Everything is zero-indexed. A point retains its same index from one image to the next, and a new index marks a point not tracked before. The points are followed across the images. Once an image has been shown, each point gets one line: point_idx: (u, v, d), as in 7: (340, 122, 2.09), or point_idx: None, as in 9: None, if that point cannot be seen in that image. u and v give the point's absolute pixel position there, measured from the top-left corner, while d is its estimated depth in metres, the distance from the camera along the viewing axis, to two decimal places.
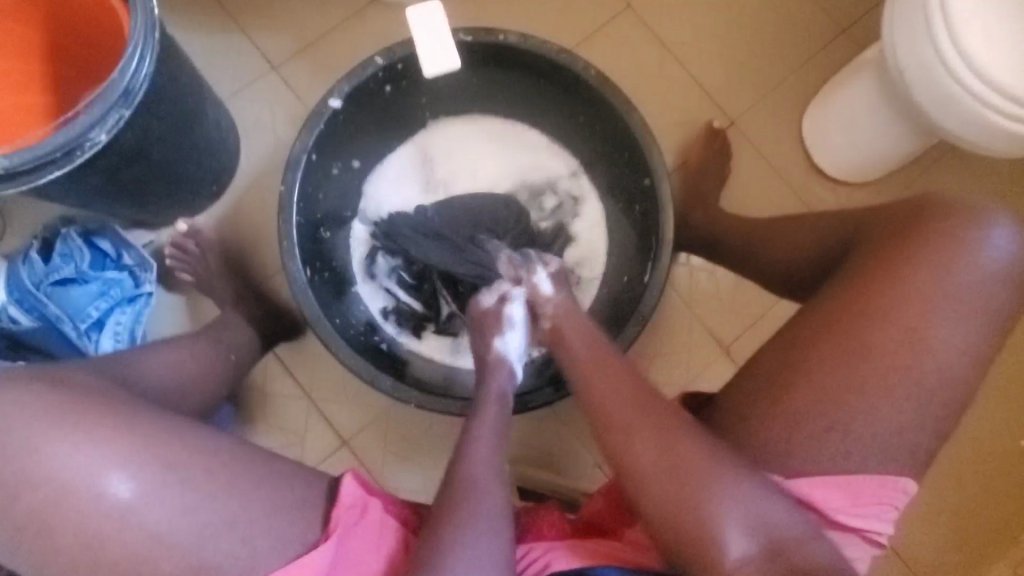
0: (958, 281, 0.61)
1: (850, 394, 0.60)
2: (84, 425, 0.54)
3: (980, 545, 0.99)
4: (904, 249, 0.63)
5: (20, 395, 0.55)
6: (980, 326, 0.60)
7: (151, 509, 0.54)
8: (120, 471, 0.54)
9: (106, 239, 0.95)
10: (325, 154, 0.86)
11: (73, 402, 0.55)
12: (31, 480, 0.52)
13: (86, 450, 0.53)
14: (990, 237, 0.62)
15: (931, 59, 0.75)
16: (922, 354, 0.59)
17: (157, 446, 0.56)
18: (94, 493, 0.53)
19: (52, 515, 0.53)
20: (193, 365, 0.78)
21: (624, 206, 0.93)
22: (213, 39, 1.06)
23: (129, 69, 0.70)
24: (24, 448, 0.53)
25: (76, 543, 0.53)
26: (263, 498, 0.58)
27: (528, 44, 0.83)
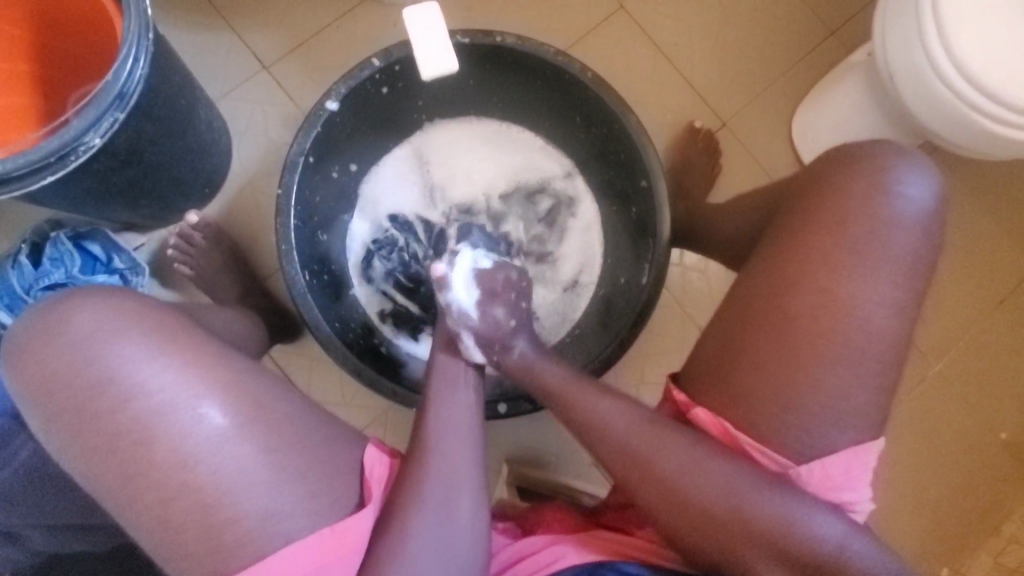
0: (856, 230, 0.60)
1: (782, 370, 0.59)
2: (184, 351, 0.54)
3: (962, 534, 1.02)
4: (812, 214, 0.62)
5: (121, 312, 0.54)
6: (908, 282, 0.60)
7: (237, 443, 0.53)
8: (215, 399, 0.53)
9: (96, 243, 0.94)
10: (323, 157, 0.86)
11: (172, 329, 0.55)
12: (126, 394, 0.52)
13: (186, 372, 0.53)
14: (907, 186, 0.61)
15: (921, 61, 0.76)
16: (845, 313, 0.59)
17: (247, 386, 0.55)
18: (187, 416, 0.52)
19: (143, 433, 0.51)
20: (236, 330, 0.77)
21: (618, 207, 0.94)
22: (203, 37, 1.04)
23: (124, 71, 0.68)
24: (123, 362, 0.52)
25: (157, 469, 0.51)
26: (334, 453, 0.57)
27: (526, 46, 0.82)
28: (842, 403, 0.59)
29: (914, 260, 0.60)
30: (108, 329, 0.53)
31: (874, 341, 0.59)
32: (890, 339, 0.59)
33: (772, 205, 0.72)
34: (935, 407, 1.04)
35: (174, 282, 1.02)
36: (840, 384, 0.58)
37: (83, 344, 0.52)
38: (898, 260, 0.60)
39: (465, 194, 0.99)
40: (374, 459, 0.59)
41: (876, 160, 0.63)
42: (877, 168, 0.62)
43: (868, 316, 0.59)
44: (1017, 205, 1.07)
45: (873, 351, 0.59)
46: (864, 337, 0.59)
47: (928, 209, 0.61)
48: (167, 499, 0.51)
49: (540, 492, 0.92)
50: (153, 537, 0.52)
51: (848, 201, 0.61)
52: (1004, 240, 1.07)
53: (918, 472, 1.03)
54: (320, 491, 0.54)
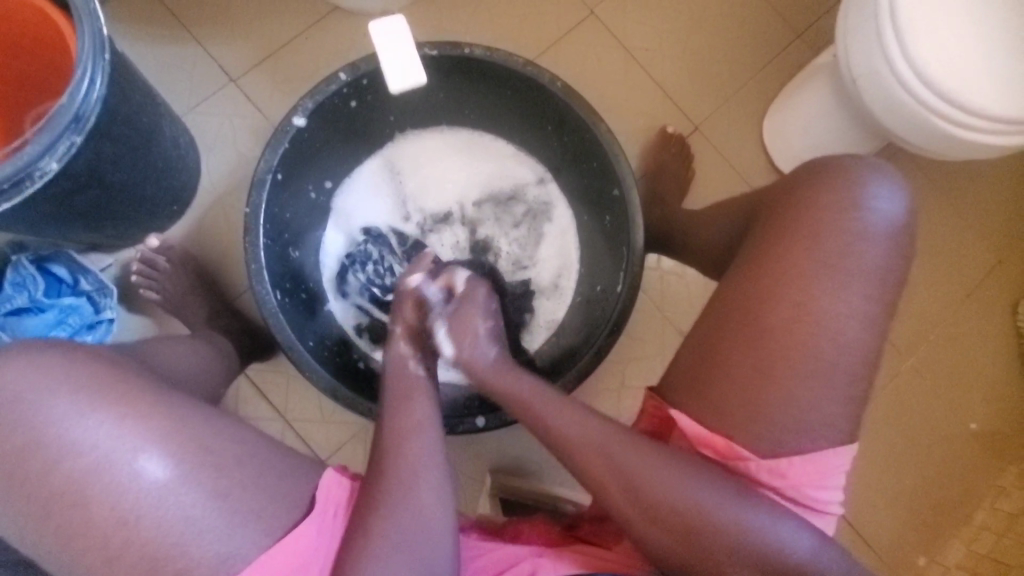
0: (823, 243, 0.61)
1: (759, 381, 0.60)
2: (119, 401, 0.53)
3: (936, 525, 1.04)
4: (783, 227, 0.63)
5: (52, 368, 0.53)
6: (875, 290, 0.61)
7: (180, 493, 0.52)
8: (152, 449, 0.52)
9: (61, 264, 0.92)
10: (292, 173, 0.84)
11: (108, 379, 0.54)
12: (56, 456, 0.51)
13: (120, 425, 0.52)
14: (877, 201, 0.62)
15: (882, 68, 0.78)
16: (821, 327, 0.60)
17: (193, 431, 0.55)
18: (124, 470, 0.51)
19: (77, 493, 0.51)
20: (193, 361, 0.76)
21: (591, 212, 0.94)
22: (166, 52, 1.02)
23: (79, 92, 0.67)
24: (52, 422, 0.51)
25: (98, 528, 0.51)
26: (291, 488, 0.57)
27: (493, 57, 0.81)
28: (819, 409, 0.59)
29: (884, 271, 0.61)
30: (33, 390, 0.52)
31: (847, 347, 0.60)
32: (863, 346, 0.60)
33: (747, 214, 0.72)
34: (907, 402, 1.06)
35: (140, 306, 0.99)
36: (818, 393, 0.59)
37: (9, 409, 0.51)
38: (873, 270, 0.61)
39: (439, 203, 0.99)
40: (332, 485, 0.59)
41: (849, 174, 0.64)
42: (848, 181, 0.63)
43: (839, 326, 0.60)
44: (982, 203, 1.10)
45: (844, 358, 0.60)
46: (838, 346, 0.60)
47: (900, 223, 0.62)
48: (112, 557, 0.51)
49: (527, 503, 0.92)
50: (118, 569, 0.51)
51: (823, 216, 0.62)
52: (970, 237, 1.09)
53: (894, 465, 1.05)
54: (277, 537, 0.54)
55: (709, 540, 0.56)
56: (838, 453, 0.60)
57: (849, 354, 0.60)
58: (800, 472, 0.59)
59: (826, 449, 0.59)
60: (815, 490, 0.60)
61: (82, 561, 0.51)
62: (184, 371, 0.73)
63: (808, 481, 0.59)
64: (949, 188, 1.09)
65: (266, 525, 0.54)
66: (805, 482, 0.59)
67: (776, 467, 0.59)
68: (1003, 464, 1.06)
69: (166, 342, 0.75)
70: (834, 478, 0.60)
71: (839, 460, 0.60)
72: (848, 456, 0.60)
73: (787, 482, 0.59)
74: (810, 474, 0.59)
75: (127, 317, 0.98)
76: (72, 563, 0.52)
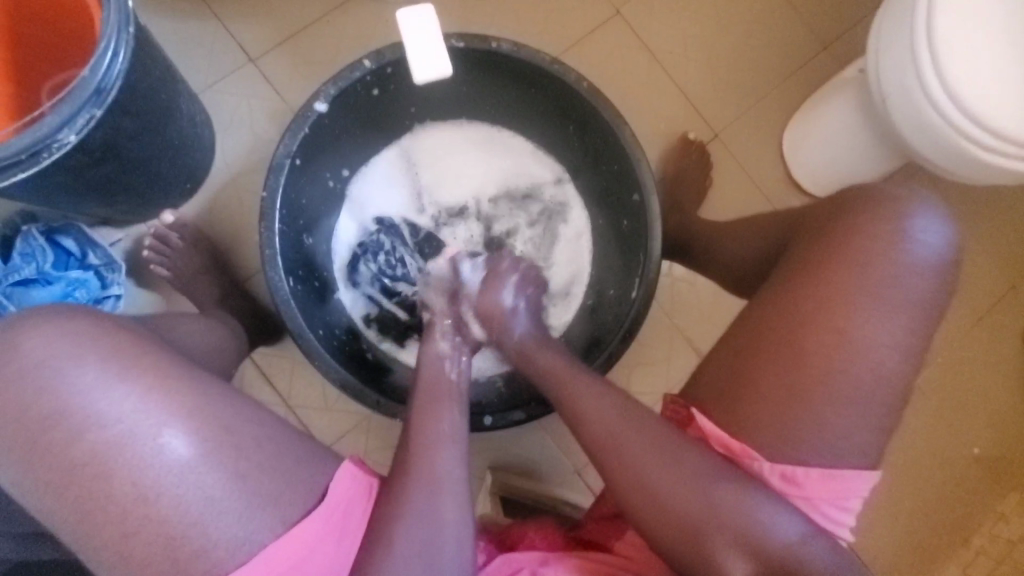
0: (861, 268, 0.61)
1: (780, 399, 0.59)
2: (146, 376, 0.52)
3: (933, 547, 1.04)
4: (824, 249, 0.63)
5: (76, 335, 0.53)
6: (904, 315, 0.60)
7: (202, 472, 0.52)
8: (177, 425, 0.52)
9: (71, 236, 0.91)
10: (311, 159, 0.83)
11: (137, 353, 0.54)
12: (81, 426, 0.50)
13: (147, 401, 0.52)
14: (922, 232, 0.62)
15: (914, 87, 0.77)
16: (847, 349, 0.59)
17: (217, 409, 0.54)
18: (146, 446, 0.51)
19: (100, 465, 0.50)
20: (209, 340, 0.76)
21: (608, 215, 0.93)
22: (187, 27, 1.01)
23: (102, 66, 0.66)
24: (77, 393, 0.51)
25: (117, 502, 0.50)
26: (305, 477, 0.56)
27: (521, 53, 0.80)
28: (839, 431, 0.59)
29: (914, 296, 0.61)
30: (65, 356, 0.51)
31: (872, 370, 0.59)
32: (888, 371, 0.60)
33: (785, 233, 0.72)
34: (911, 422, 1.06)
35: (149, 283, 0.98)
36: (839, 415, 0.59)
37: (34, 376, 0.51)
38: (903, 294, 0.60)
39: (455, 197, 0.98)
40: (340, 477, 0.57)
41: (898, 206, 0.63)
42: (893, 209, 0.63)
43: (865, 348, 0.59)
44: (1000, 228, 1.09)
45: (869, 382, 0.59)
46: (864, 369, 0.59)
47: (933, 247, 0.62)
48: (121, 541, 0.50)
49: (523, 502, 0.92)
50: (124, 552, 0.51)
51: (865, 243, 0.61)
52: (985, 262, 1.09)
53: (894, 485, 1.05)
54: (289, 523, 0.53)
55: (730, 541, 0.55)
56: (855, 475, 0.59)
57: (873, 377, 0.59)
58: (813, 485, 0.59)
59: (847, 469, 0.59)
60: (832, 508, 0.59)
61: (97, 538, 0.51)
62: (198, 351, 0.72)
63: (824, 495, 0.59)
64: (967, 210, 1.08)
65: (283, 508, 0.53)
66: (821, 495, 0.59)
67: (795, 476, 0.59)
68: (1004, 490, 1.06)
69: (180, 317, 0.75)
70: (857, 501, 0.60)
71: (860, 482, 0.59)
72: (869, 481, 0.60)
73: (804, 493, 0.59)
74: (822, 490, 0.59)
75: (135, 293, 0.97)
76: (82, 541, 0.51)
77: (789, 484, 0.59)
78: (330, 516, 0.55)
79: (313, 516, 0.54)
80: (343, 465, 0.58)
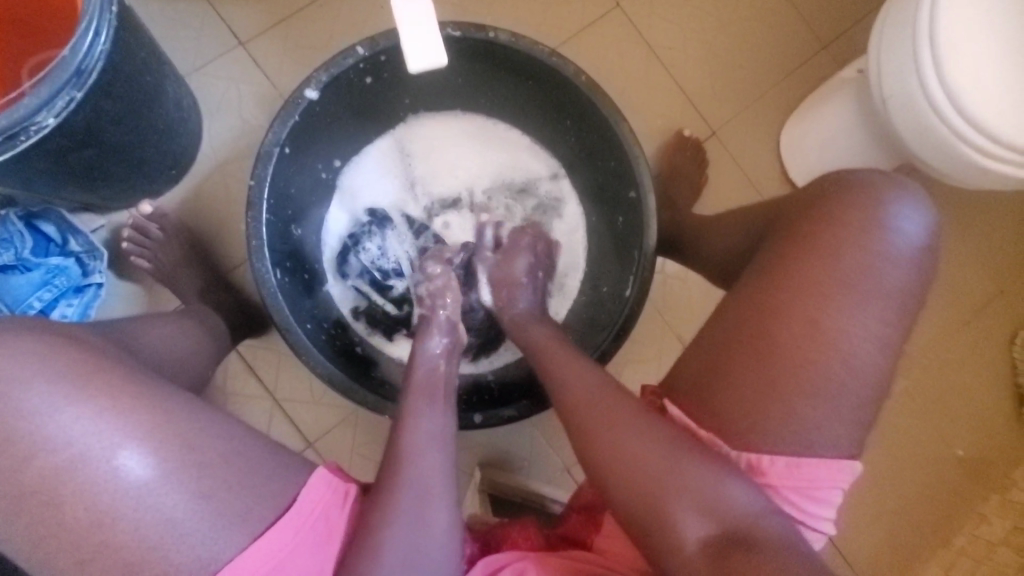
0: (841, 261, 0.60)
1: (767, 402, 0.59)
2: (100, 392, 0.51)
3: (915, 547, 1.05)
4: (801, 242, 0.62)
5: (23, 351, 0.50)
6: (897, 319, 0.60)
7: (160, 493, 0.50)
8: (133, 445, 0.50)
9: (50, 222, 0.88)
10: (300, 148, 0.81)
11: (91, 366, 0.52)
12: (29, 451, 0.48)
13: (100, 420, 0.50)
14: (907, 226, 0.61)
15: (914, 89, 0.76)
16: (841, 352, 0.59)
17: (177, 425, 0.52)
18: (100, 468, 0.49)
19: (50, 492, 0.48)
20: (184, 340, 0.75)
21: (602, 209, 0.91)
22: (174, 8, 0.98)
23: (83, 46, 0.64)
24: (26, 415, 0.48)
25: (73, 528, 0.49)
26: (277, 488, 0.55)
27: (519, 44, 0.78)
28: (830, 432, 0.59)
29: (907, 300, 0.60)
30: (10, 379, 0.49)
31: (863, 372, 0.59)
32: (879, 374, 0.60)
33: (764, 224, 0.71)
34: (897, 424, 1.06)
35: (130, 272, 0.96)
36: (829, 417, 0.59)
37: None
38: (896, 297, 0.60)
39: (448, 189, 0.96)
40: (317, 486, 0.56)
41: (882, 196, 0.62)
42: (875, 201, 0.62)
43: (856, 349, 0.59)
44: (991, 232, 1.10)
45: (861, 384, 0.59)
46: (854, 372, 0.59)
47: (922, 246, 0.61)
48: (94, 548, 0.49)
49: (515, 501, 0.91)
50: (100, 559, 0.49)
51: (845, 234, 0.61)
52: (976, 265, 1.09)
53: (878, 486, 1.06)
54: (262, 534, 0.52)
55: (714, 548, 0.54)
56: (837, 467, 0.58)
57: (862, 378, 0.59)
58: (790, 475, 0.58)
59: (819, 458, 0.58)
60: (802, 499, 0.58)
61: (63, 550, 0.49)
62: (168, 353, 0.71)
63: (796, 485, 0.58)
64: (960, 214, 1.08)
65: (254, 526, 0.52)
66: (793, 485, 0.58)
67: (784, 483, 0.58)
68: (986, 492, 1.07)
69: (153, 321, 0.72)
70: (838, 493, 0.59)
71: (839, 474, 0.59)
72: (846, 472, 0.59)
73: (769, 482, 0.58)
74: (802, 481, 0.58)
75: (116, 283, 0.95)
76: (51, 549, 0.49)
77: (752, 471, 0.59)
78: (300, 526, 0.54)
79: (283, 525, 0.53)
80: (317, 472, 0.57)
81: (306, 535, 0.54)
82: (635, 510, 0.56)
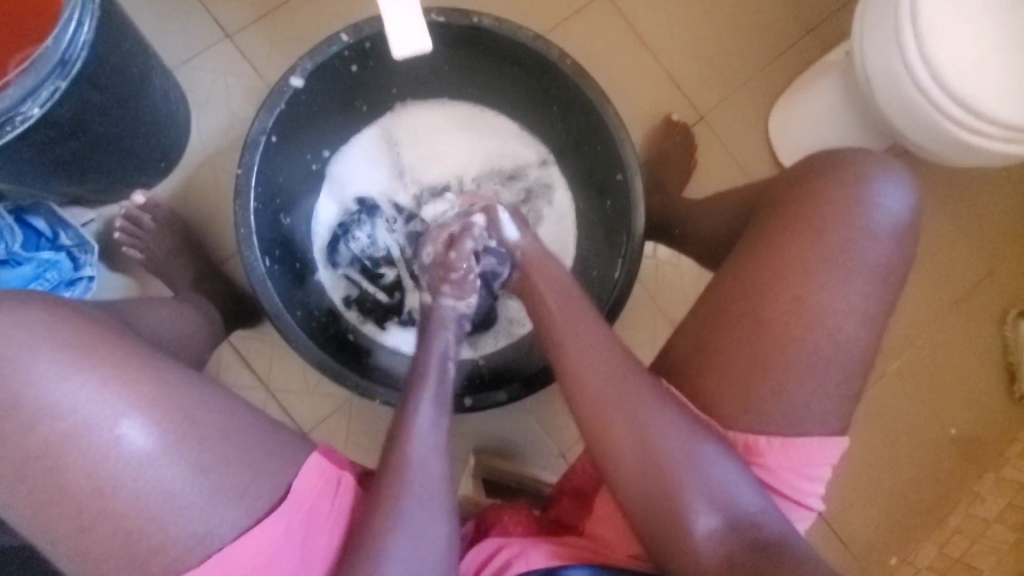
0: (823, 235, 0.61)
1: (753, 376, 0.59)
2: (104, 362, 0.51)
3: (910, 527, 1.06)
4: (786, 218, 0.63)
5: (26, 323, 0.51)
6: (879, 292, 0.60)
7: (161, 464, 0.51)
8: (135, 417, 0.51)
9: (40, 217, 0.88)
10: (286, 137, 0.81)
11: (94, 337, 0.52)
12: (33, 416, 0.49)
13: (103, 390, 0.50)
14: (891, 200, 0.62)
15: (895, 64, 0.76)
16: (827, 327, 0.59)
17: (178, 398, 0.53)
18: (103, 437, 0.49)
19: (51, 459, 0.49)
20: (182, 322, 0.75)
21: (591, 194, 0.92)
22: (160, 2, 0.98)
23: (67, 36, 0.65)
24: (31, 381, 0.49)
25: (74, 495, 0.49)
26: (275, 464, 0.55)
27: (503, 29, 0.79)
28: (818, 405, 0.59)
29: (889, 273, 0.61)
30: (13, 347, 0.49)
31: (846, 346, 0.59)
32: (864, 348, 0.60)
33: (751, 204, 0.71)
34: (890, 404, 1.07)
35: (122, 265, 0.96)
36: (817, 390, 0.59)
37: None
38: (881, 271, 0.60)
39: (437, 176, 0.96)
40: (312, 473, 0.56)
41: (866, 173, 0.63)
42: (856, 175, 0.62)
43: (842, 321, 0.59)
44: (980, 211, 1.10)
45: (844, 358, 0.59)
46: (839, 346, 0.59)
47: (902, 219, 0.62)
48: (85, 526, 0.49)
49: (510, 486, 0.91)
50: (93, 538, 0.50)
51: (826, 208, 0.61)
52: (965, 244, 1.10)
53: (873, 466, 1.06)
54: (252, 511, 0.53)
55: (704, 517, 0.56)
56: (825, 445, 0.59)
57: (846, 351, 0.59)
58: (782, 456, 0.59)
59: (814, 440, 0.59)
60: (797, 479, 0.59)
61: (57, 526, 0.50)
62: (168, 335, 0.71)
63: (788, 465, 0.59)
64: (947, 193, 1.09)
65: (247, 505, 0.53)
66: (784, 466, 0.59)
67: (769, 459, 0.59)
68: (978, 470, 1.08)
69: (149, 304, 0.72)
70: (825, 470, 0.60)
71: (826, 452, 0.59)
72: (834, 449, 0.60)
73: (765, 463, 0.59)
74: (793, 460, 0.59)
75: (108, 276, 0.95)
76: (44, 527, 0.50)
77: (749, 453, 0.59)
78: (292, 514, 0.54)
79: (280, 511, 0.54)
80: (311, 461, 0.57)
81: (297, 523, 0.54)
82: (646, 504, 0.56)
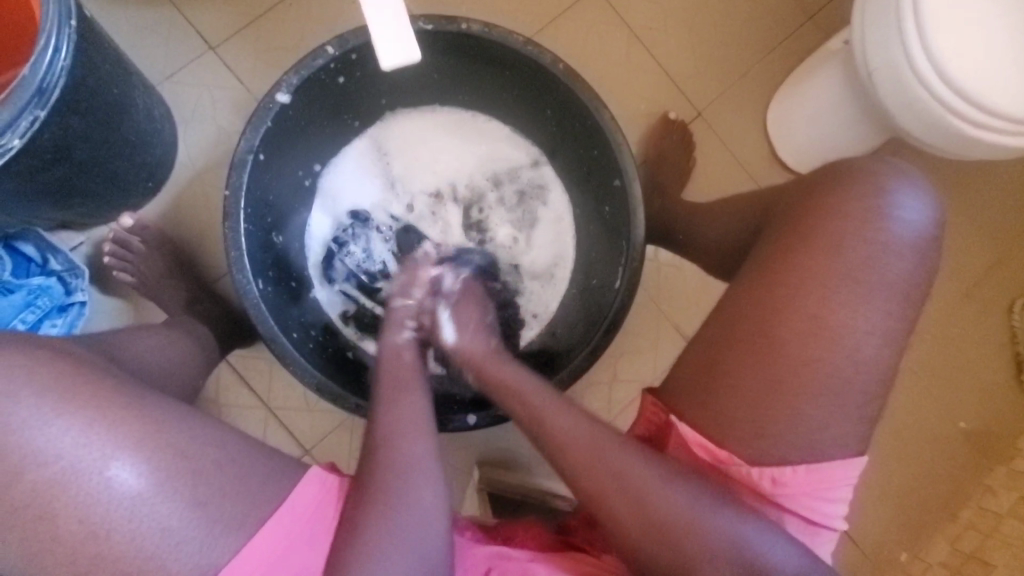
0: (829, 246, 0.59)
1: (763, 394, 0.58)
2: (92, 406, 0.50)
3: (921, 522, 1.05)
4: (796, 232, 0.61)
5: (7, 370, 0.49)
6: (889, 301, 0.59)
7: (155, 502, 0.49)
8: (124, 457, 0.49)
9: (29, 243, 0.87)
10: (274, 154, 0.79)
11: (78, 380, 0.51)
12: (18, 466, 0.47)
13: (88, 433, 0.49)
14: (899, 208, 0.60)
15: (899, 58, 0.74)
16: (835, 340, 0.58)
17: (169, 436, 0.51)
18: (92, 480, 0.48)
19: (42, 506, 0.47)
20: (172, 349, 0.74)
21: (588, 197, 0.90)
22: (141, 15, 0.95)
23: (43, 64, 0.63)
24: (13, 430, 0.47)
25: (65, 541, 0.47)
26: (275, 496, 0.54)
27: (493, 34, 0.76)
28: (828, 419, 0.57)
29: (899, 281, 0.59)
30: None
31: (856, 358, 0.58)
32: (873, 359, 0.58)
33: (760, 215, 0.70)
34: (898, 400, 1.06)
35: (114, 288, 0.95)
36: (827, 404, 0.57)
37: None
38: (889, 279, 0.59)
39: (429, 184, 0.95)
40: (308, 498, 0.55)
41: (871, 179, 0.61)
42: (864, 185, 0.61)
43: (849, 332, 0.58)
44: (985, 200, 1.08)
45: (854, 370, 0.58)
46: (848, 359, 0.58)
47: (909, 225, 0.60)
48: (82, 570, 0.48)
49: (517, 500, 0.91)
50: None
51: (836, 221, 0.60)
52: (971, 234, 1.08)
53: (882, 463, 1.05)
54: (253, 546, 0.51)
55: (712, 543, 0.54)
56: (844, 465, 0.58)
57: (856, 363, 0.58)
58: (798, 476, 0.57)
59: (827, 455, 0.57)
60: (812, 500, 0.58)
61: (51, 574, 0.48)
62: (158, 365, 0.70)
63: (806, 487, 0.57)
64: (952, 183, 1.07)
65: (248, 532, 0.52)
66: (801, 487, 0.57)
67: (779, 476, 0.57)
68: (989, 464, 1.07)
69: (135, 334, 0.71)
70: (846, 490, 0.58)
71: (846, 472, 0.58)
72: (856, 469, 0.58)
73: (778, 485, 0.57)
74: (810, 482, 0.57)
75: (100, 300, 0.94)
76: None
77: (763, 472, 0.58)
78: (289, 532, 0.53)
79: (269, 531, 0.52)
80: (309, 476, 0.56)
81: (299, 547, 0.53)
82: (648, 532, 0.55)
